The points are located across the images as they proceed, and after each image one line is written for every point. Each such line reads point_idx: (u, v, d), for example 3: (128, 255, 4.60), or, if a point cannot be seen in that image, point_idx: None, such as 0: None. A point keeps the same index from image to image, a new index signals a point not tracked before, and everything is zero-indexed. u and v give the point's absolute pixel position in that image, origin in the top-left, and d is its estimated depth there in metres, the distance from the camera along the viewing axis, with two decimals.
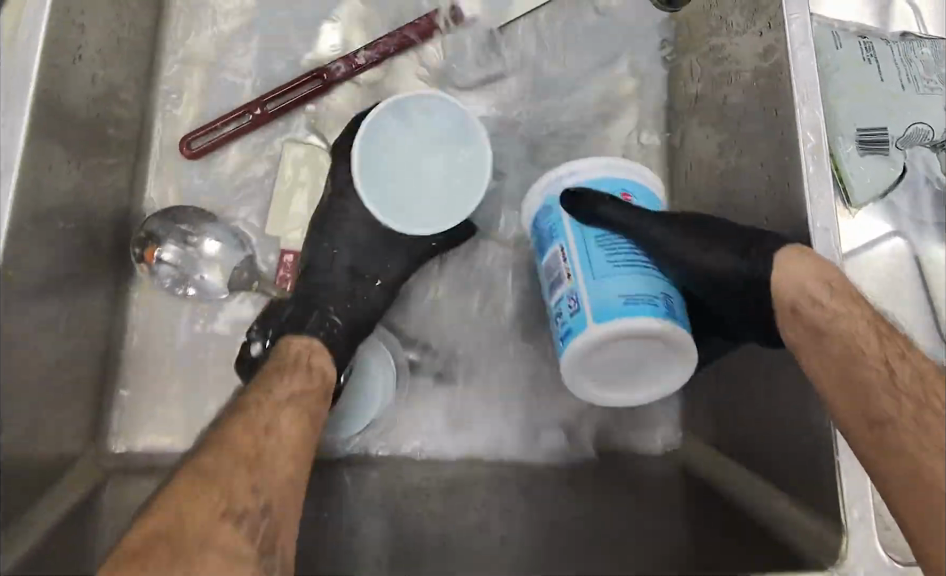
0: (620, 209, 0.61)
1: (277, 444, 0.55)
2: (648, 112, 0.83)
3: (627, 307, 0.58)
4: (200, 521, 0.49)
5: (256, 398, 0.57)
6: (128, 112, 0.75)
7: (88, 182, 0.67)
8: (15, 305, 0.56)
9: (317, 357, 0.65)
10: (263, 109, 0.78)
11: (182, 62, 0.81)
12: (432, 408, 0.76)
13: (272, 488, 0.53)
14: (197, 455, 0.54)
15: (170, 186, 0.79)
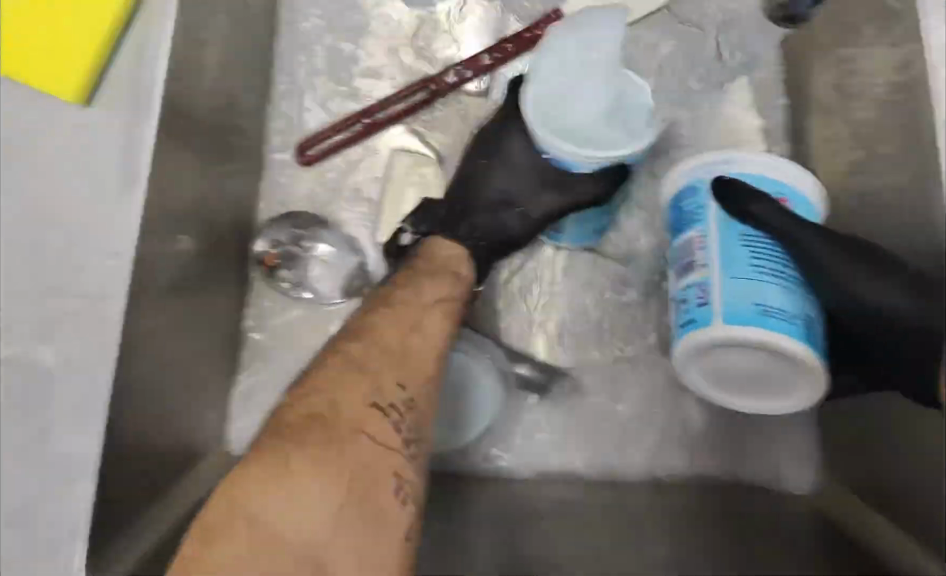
0: (778, 211, 0.57)
1: (422, 343, 0.58)
2: (769, 123, 0.80)
3: (763, 315, 0.55)
4: (352, 408, 0.52)
5: (403, 297, 0.60)
6: (247, 125, 0.78)
7: (216, 188, 0.70)
8: (153, 301, 0.57)
9: (462, 267, 0.65)
10: (373, 119, 0.80)
11: (296, 76, 0.83)
12: (548, 422, 0.76)
13: (415, 385, 0.56)
14: (346, 343, 0.57)
15: (287, 196, 0.81)
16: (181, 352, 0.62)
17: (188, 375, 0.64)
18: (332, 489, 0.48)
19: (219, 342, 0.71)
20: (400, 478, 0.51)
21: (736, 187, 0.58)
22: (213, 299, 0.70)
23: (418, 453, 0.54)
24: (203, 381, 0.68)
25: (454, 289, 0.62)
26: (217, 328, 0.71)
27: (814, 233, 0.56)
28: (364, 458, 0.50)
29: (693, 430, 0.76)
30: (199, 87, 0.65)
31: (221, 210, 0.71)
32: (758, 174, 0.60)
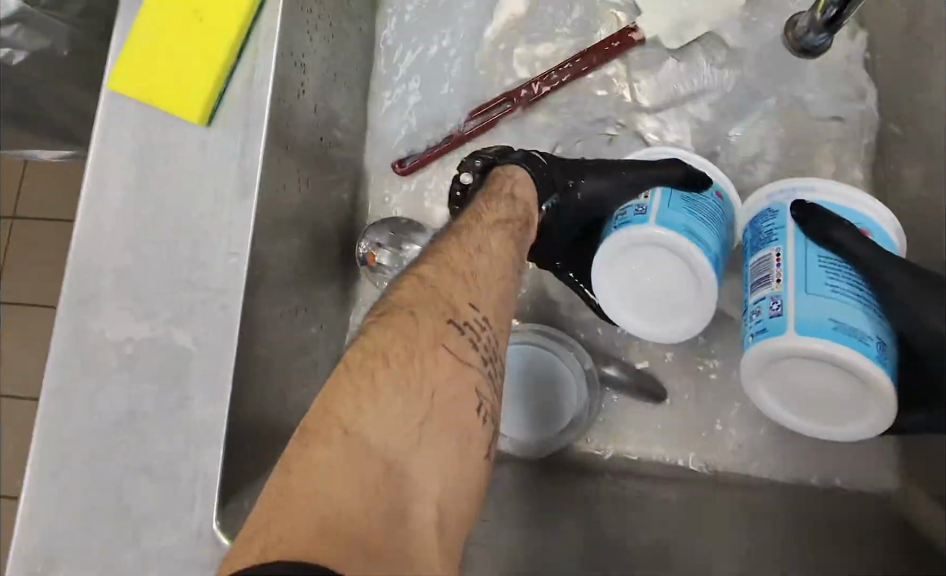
0: (857, 239, 0.57)
1: (489, 265, 0.55)
2: (849, 131, 0.82)
3: (837, 333, 0.55)
4: (424, 331, 0.48)
5: (469, 221, 0.57)
6: (348, 138, 0.85)
7: (323, 195, 0.77)
8: (269, 299, 0.64)
9: (522, 188, 0.63)
10: (460, 131, 0.85)
11: (390, 92, 0.90)
12: (626, 421, 0.79)
13: (488, 305, 0.53)
14: (414, 267, 0.53)
15: (387, 206, 0.88)
16: (296, 344, 0.69)
17: (304, 361, 0.71)
18: (417, 406, 0.46)
19: (331, 335, 0.78)
20: (480, 394, 0.49)
21: (817, 212, 0.59)
22: (325, 294, 0.76)
23: (495, 372, 0.52)
24: (317, 368, 0.74)
25: (516, 212, 0.60)
26: (327, 323, 0.77)
27: (896, 260, 0.57)
28: (443, 378, 0.48)
29: (770, 433, 0.77)
30: (302, 106, 0.72)
31: (330, 215, 0.78)
32: (837, 203, 0.61)
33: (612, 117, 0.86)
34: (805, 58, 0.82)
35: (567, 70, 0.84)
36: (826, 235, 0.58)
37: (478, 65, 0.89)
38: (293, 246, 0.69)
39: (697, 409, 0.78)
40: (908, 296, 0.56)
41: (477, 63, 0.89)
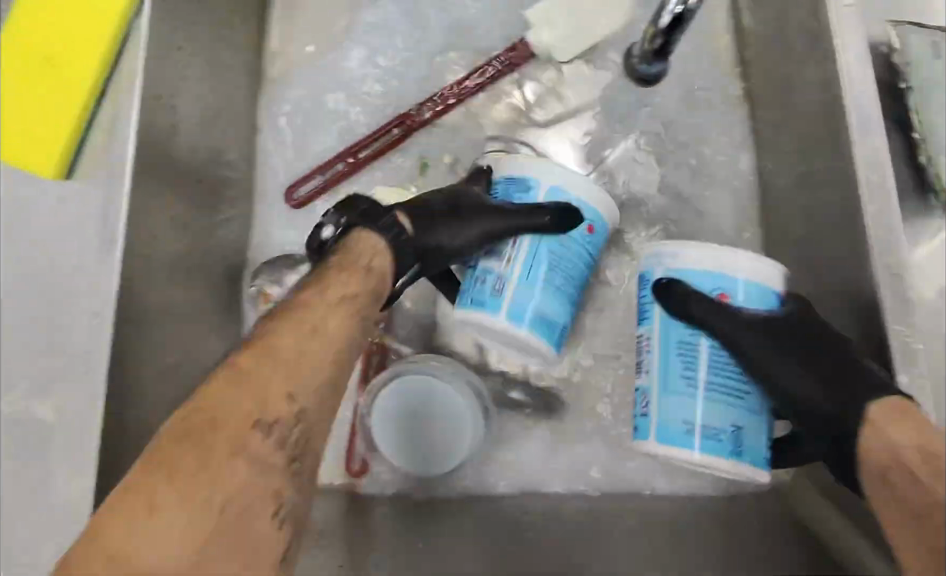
0: (713, 314, 0.56)
1: (321, 347, 0.54)
2: (734, 137, 0.82)
3: (691, 436, 0.57)
4: (230, 423, 0.47)
5: (310, 294, 0.57)
6: (233, 172, 0.81)
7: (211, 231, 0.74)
8: (140, 352, 0.60)
9: (380, 261, 0.61)
10: (356, 157, 0.84)
11: (277, 121, 0.86)
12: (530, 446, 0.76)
13: (308, 393, 0.52)
14: (234, 355, 0.51)
15: (276, 239, 0.84)
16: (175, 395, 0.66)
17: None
18: (203, 518, 0.43)
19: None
20: (285, 498, 0.47)
21: (673, 292, 0.57)
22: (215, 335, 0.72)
23: (305, 472, 0.50)
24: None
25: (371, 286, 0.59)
26: None
27: (753, 326, 0.56)
28: (239, 481, 0.46)
29: None
30: (172, 148, 0.70)
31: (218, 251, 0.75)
32: (707, 268, 0.58)
33: (503, 136, 0.85)
34: (643, 87, 0.84)
35: (458, 91, 0.84)
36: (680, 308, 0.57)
37: (369, 92, 0.87)
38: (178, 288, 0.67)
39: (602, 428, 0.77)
40: (761, 360, 0.56)
41: (366, 89, 0.87)
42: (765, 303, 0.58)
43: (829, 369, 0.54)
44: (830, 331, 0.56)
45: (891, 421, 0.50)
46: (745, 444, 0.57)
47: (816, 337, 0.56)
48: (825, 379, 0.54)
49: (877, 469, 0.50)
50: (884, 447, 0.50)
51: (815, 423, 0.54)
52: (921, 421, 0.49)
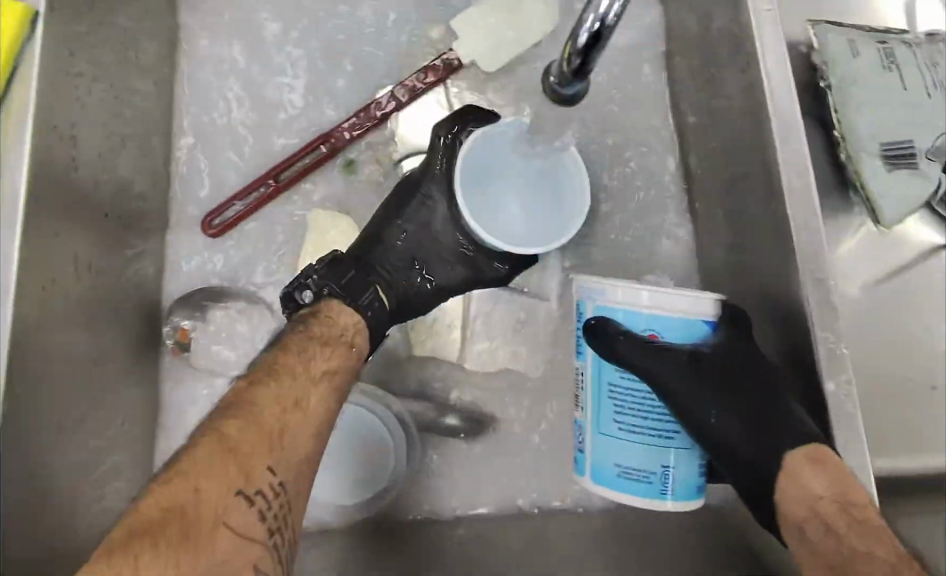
0: (644, 357, 0.59)
1: (303, 420, 0.55)
2: (659, 141, 0.81)
3: (621, 477, 0.62)
4: (214, 494, 0.47)
5: (294, 365, 0.58)
6: (146, 201, 0.79)
7: (114, 278, 0.74)
8: (28, 404, 0.60)
9: (361, 338, 0.66)
10: (275, 181, 0.82)
11: (191, 142, 0.83)
12: (458, 466, 0.78)
13: (287, 470, 0.52)
14: (215, 422, 0.51)
15: (195, 264, 0.82)
16: (76, 444, 0.65)
17: (95, 471, 0.68)
18: None
19: (133, 428, 0.75)
20: (259, 571, 0.46)
21: (608, 334, 0.60)
22: (115, 391, 0.73)
23: (283, 543, 0.49)
24: (118, 470, 0.72)
25: (347, 363, 0.62)
26: (125, 406, 0.74)
27: (682, 365, 0.59)
28: (219, 555, 0.45)
29: None
30: (74, 187, 0.67)
31: (120, 302, 0.74)
32: (640, 309, 0.60)
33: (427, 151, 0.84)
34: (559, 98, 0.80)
35: (377, 108, 0.82)
36: (616, 349, 0.59)
37: (290, 111, 0.85)
38: (80, 342, 0.67)
39: (532, 446, 0.79)
40: (690, 397, 0.59)
41: (287, 107, 0.85)
42: (693, 333, 0.61)
43: (753, 404, 0.59)
44: (751, 353, 0.61)
45: (812, 470, 0.56)
46: (672, 483, 0.62)
47: (744, 381, 0.60)
48: (748, 412, 0.59)
49: (792, 522, 0.56)
50: (798, 495, 0.56)
51: (735, 456, 0.59)
52: (835, 466, 0.55)
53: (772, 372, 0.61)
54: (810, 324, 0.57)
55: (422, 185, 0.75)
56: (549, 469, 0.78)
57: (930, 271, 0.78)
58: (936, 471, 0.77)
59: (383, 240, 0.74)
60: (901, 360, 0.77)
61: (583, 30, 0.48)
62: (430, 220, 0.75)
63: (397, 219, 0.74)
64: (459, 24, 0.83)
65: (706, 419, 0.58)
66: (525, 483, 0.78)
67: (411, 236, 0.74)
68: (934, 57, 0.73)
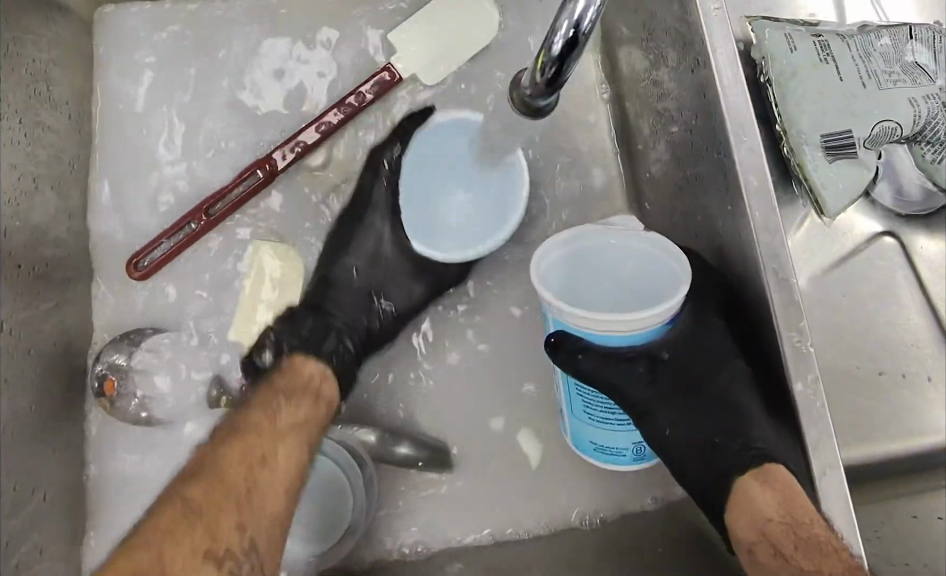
0: (610, 369, 0.57)
1: (272, 476, 0.59)
2: (603, 150, 0.80)
3: (597, 452, 0.66)
4: (179, 561, 0.51)
5: (258, 421, 0.61)
6: (65, 243, 0.75)
7: (34, 332, 0.69)
8: None
9: (327, 387, 0.68)
10: (208, 215, 0.78)
11: (115, 180, 0.80)
12: (411, 497, 0.75)
13: (259, 528, 0.56)
14: (181, 488, 0.56)
15: (123, 307, 0.78)
16: None
17: (14, 543, 0.64)
18: None
19: (57, 482, 0.71)
20: None
21: (564, 355, 0.57)
22: (34, 461, 0.68)
23: None
24: (39, 551, 0.67)
25: (317, 413, 0.65)
26: (45, 462, 0.70)
27: (642, 377, 0.58)
28: None
29: (561, 484, 0.75)
30: None
31: (38, 359, 0.69)
32: (589, 325, 0.55)
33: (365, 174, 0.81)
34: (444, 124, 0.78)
35: (313, 129, 0.79)
36: (576, 366, 0.57)
37: (217, 141, 0.81)
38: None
39: (488, 472, 0.75)
40: (652, 404, 0.59)
41: (215, 137, 0.81)
42: (649, 331, 0.57)
43: (710, 414, 0.58)
44: (714, 355, 0.59)
45: (761, 493, 0.54)
46: (646, 451, 0.65)
47: (719, 391, 0.58)
48: (705, 427, 0.58)
49: (743, 543, 0.54)
50: (746, 516, 0.54)
51: (687, 469, 0.59)
52: (783, 485, 0.53)
53: (740, 379, 0.58)
54: (775, 322, 0.55)
55: (367, 216, 0.76)
56: (501, 495, 0.75)
57: (872, 258, 0.77)
58: (895, 461, 0.74)
59: (336, 282, 0.74)
60: (851, 351, 0.75)
61: (558, 36, 0.44)
62: (379, 251, 0.76)
63: (343, 255, 0.75)
64: (395, 37, 0.80)
65: (660, 430, 0.59)
66: (482, 512, 0.75)
67: (362, 273, 0.75)
68: (871, 47, 0.73)
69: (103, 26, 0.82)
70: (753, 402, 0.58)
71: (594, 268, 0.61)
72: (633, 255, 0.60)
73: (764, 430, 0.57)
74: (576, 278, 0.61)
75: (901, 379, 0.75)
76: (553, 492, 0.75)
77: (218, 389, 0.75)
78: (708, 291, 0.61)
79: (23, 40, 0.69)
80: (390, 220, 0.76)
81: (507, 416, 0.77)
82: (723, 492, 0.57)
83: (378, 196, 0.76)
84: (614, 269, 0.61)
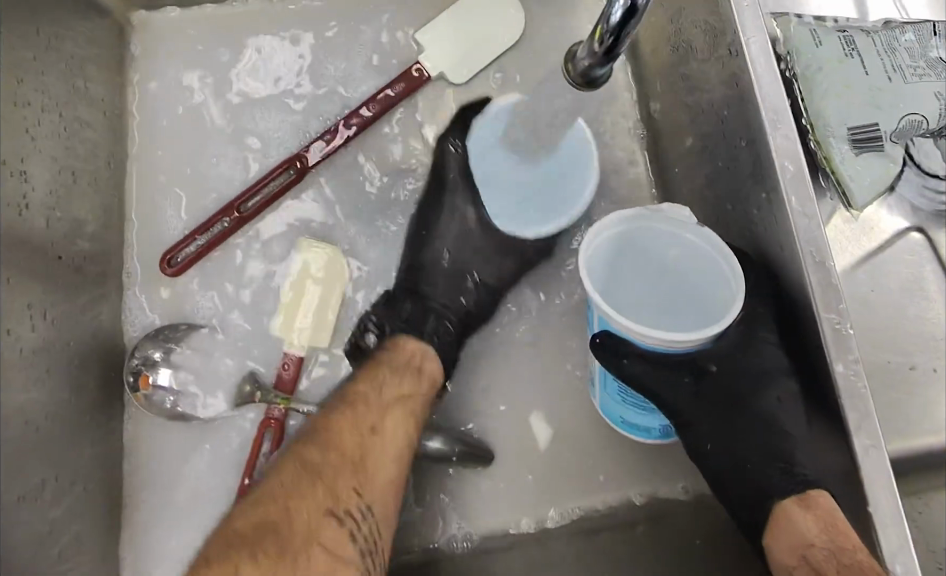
0: (653, 376, 0.57)
1: (382, 446, 0.63)
2: (631, 146, 0.80)
3: (623, 424, 0.69)
4: (308, 514, 0.56)
5: (367, 394, 0.66)
6: (101, 238, 0.76)
7: (72, 325, 0.71)
8: None
9: (428, 363, 0.70)
10: (241, 211, 0.79)
11: (148, 179, 0.82)
12: (441, 492, 0.75)
13: (375, 490, 0.61)
14: (302, 447, 0.61)
15: (156, 302, 0.79)
16: (27, 492, 0.62)
17: (51, 525, 0.65)
18: None
19: (94, 471, 0.72)
20: None
21: (604, 354, 0.58)
22: (73, 453, 0.69)
23: (375, 564, 0.58)
24: (77, 539, 0.68)
25: (420, 389, 0.68)
26: (83, 450, 0.71)
27: (687, 386, 0.58)
28: (315, 569, 0.53)
29: (588, 478, 0.75)
30: (14, 219, 0.64)
31: (77, 349, 0.71)
32: (628, 333, 0.56)
33: (395, 171, 0.82)
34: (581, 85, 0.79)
35: (345, 128, 0.80)
36: (619, 370, 0.58)
37: (249, 141, 0.83)
38: (36, 401, 0.64)
39: (519, 465, 0.75)
40: (690, 414, 0.59)
41: (246, 137, 0.83)
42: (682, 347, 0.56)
43: (753, 434, 0.58)
44: (760, 373, 0.58)
45: (803, 517, 0.54)
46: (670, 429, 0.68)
47: (765, 407, 0.58)
48: (746, 445, 0.58)
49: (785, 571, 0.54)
50: (787, 542, 0.54)
51: (725, 489, 0.60)
52: (825, 512, 0.53)
53: (785, 394, 0.58)
54: (814, 306, 0.54)
55: (447, 200, 0.76)
56: (529, 490, 0.75)
57: (899, 253, 0.77)
58: (925, 457, 0.73)
59: (425, 265, 0.75)
60: (879, 345, 0.75)
61: (615, 6, 0.45)
62: (467, 230, 0.76)
63: (432, 238, 0.76)
64: (424, 36, 0.82)
65: (700, 443, 0.60)
66: (511, 507, 0.74)
67: (454, 249, 0.75)
68: (896, 43, 0.74)
69: (139, 30, 0.85)
70: (797, 426, 0.58)
71: (641, 246, 0.63)
72: (683, 242, 0.61)
73: (807, 455, 0.57)
74: (622, 254, 0.63)
75: (931, 375, 0.74)
76: (579, 487, 0.75)
77: (253, 383, 0.76)
78: (754, 299, 0.60)
79: (63, 37, 0.72)
80: (473, 202, 0.75)
81: (535, 411, 0.77)
82: (759, 516, 0.58)
83: (455, 178, 0.76)
84: (662, 248, 0.62)
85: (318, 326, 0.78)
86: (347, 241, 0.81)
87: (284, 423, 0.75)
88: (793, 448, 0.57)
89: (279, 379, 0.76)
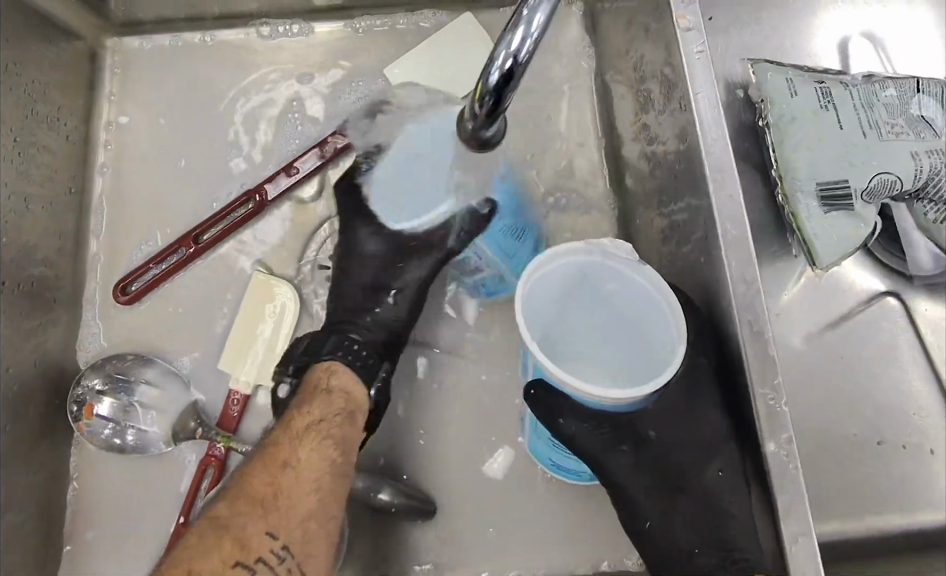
0: (596, 439, 0.57)
1: (296, 477, 0.60)
2: (597, 192, 0.78)
3: (554, 463, 0.67)
4: (210, 570, 0.53)
5: (276, 432, 0.63)
6: (54, 262, 0.76)
7: (12, 350, 0.70)
8: None
9: (336, 377, 0.68)
10: (197, 242, 0.78)
11: (109, 204, 0.81)
12: (376, 544, 0.72)
13: (292, 527, 0.58)
14: (209, 508, 0.58)
15: (107, 329, 0.78)
16: None
17: None
18: None
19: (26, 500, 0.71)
20: None
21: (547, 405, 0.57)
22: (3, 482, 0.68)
23: None
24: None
25: (332, 408, 0.65)
26: (15, 480, 0.70)
27: (624, 455, 0.58)
28: None
29: (530, 536, 0.71)
30: None
31: (16, 374, 0.70)
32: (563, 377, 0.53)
33: None
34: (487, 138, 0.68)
35: (307, 161, 0.79)
36: (556, 429, 0.57)
37: (213, 171, 0.82)
38: None
39: (459, 520, 0.72)
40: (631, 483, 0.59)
41: (210, 168, 0.82)
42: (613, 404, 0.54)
43: (692, 514, 0.56)
44: (699, 442, 0.56)
45: None
46: None
47: (706, 480, 0.56)
48: (682, 522, 0.57)
49: None
50: None
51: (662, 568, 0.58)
52: None
53: (727, 467, 0.55)
54: (749, 380, 0.52)
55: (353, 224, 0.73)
56: (468, 548, 0.71)
57: (870, 319, 0.73)
58: (887, 537, 0.69)
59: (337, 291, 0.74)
60: (844, 414, 0.71)
61: (495, 68, 0.48)
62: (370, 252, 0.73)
63: (348, 271, 0.73)
64: (393, 71, 0.81)
65: (640, 518, 0.59)
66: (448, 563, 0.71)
67: (362, 277, 0.73)
68: (875, 98, 0.71)
69: (114, 54, 0.85)
70: (738, 500, 0.55)
71: (582, 279, 0.60)
72: (621, 278, 0.59)
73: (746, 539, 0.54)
74: (562, 289, 0.60)
75: (896, 450, 0.71)
76: (520, 546, 0.71)
77: (197, 418, 0.74)
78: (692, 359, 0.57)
79: (25, 62, 0.72)
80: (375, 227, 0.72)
81: (481, 462, 0.73)
82: None
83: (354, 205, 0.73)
84: (601, 284, 0.60)
85: (266, 365, 0.76)
86: (303, 277, 0.79)
87: (225, 463, 0.73)
88: (733, 526, 0.54)
89: (224, 415, 0.75)
